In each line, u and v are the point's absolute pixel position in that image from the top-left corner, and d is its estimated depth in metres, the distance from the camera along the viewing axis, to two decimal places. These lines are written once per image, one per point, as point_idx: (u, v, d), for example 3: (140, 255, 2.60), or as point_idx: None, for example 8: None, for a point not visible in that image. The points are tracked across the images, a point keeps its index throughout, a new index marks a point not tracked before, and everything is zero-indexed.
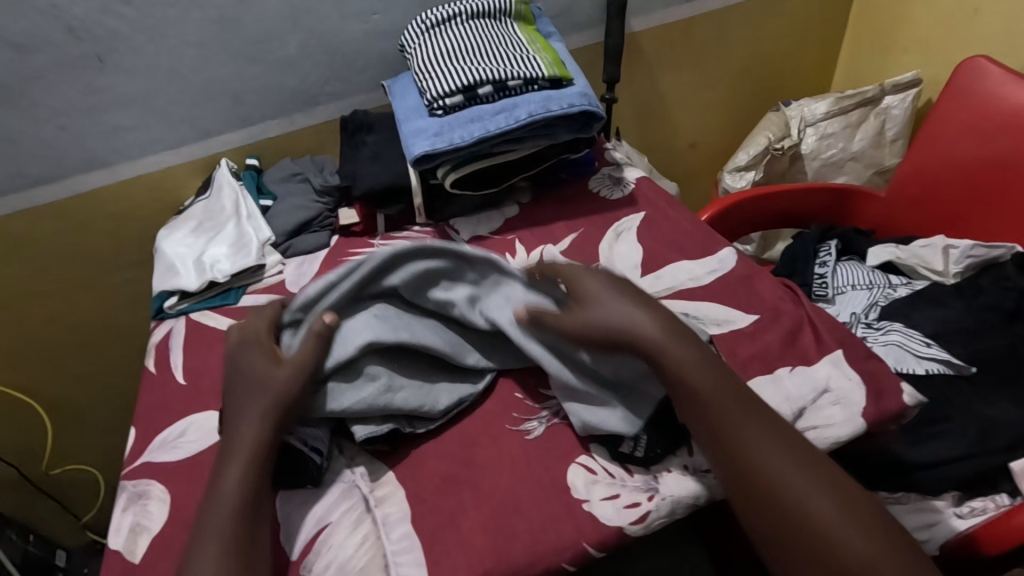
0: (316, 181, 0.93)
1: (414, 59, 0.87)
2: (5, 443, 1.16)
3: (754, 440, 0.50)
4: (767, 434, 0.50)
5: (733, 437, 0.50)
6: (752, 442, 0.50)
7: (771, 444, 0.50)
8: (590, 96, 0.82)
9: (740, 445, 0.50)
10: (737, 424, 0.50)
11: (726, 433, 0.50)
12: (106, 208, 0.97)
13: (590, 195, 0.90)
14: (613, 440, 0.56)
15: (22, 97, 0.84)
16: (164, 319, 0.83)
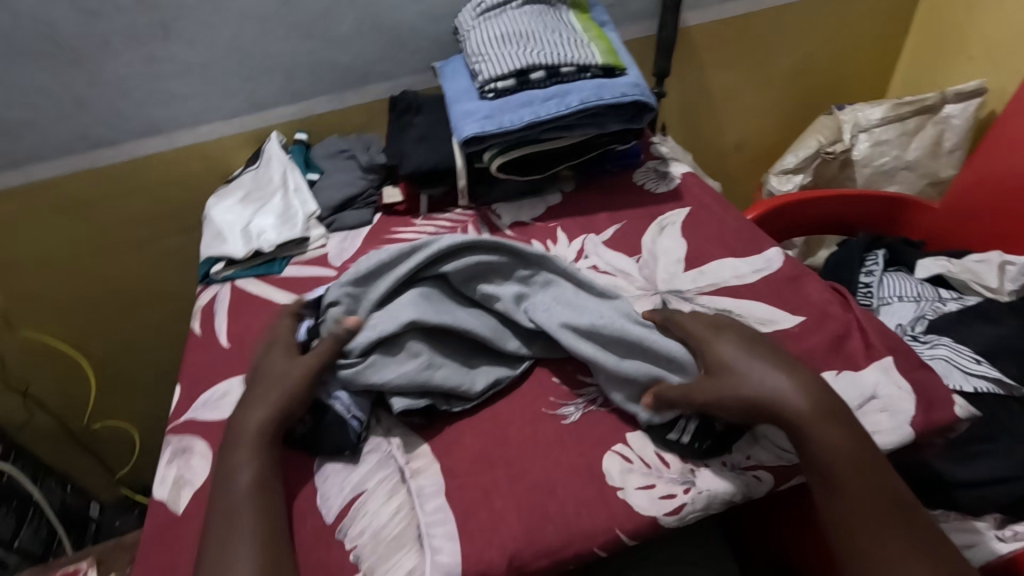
0: (362, 158, 0.94)
1: (467, 42, 0.87)
2: (52, 395, 1.22)
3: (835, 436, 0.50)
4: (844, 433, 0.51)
5: (815, 435, 0.50)
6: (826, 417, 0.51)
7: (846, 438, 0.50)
8: (642, 87, 0.81)
9: (818, 441, 0.50)
10: (816, 421, 0.51)
11: (806, 428, 0.51)
12: (160, 174, 1.00)
13: (634, 187, 0.90)
14: (659, 428, 0.55)
15: (89, 61, 0.87)
16: (211, 284, 0.85)
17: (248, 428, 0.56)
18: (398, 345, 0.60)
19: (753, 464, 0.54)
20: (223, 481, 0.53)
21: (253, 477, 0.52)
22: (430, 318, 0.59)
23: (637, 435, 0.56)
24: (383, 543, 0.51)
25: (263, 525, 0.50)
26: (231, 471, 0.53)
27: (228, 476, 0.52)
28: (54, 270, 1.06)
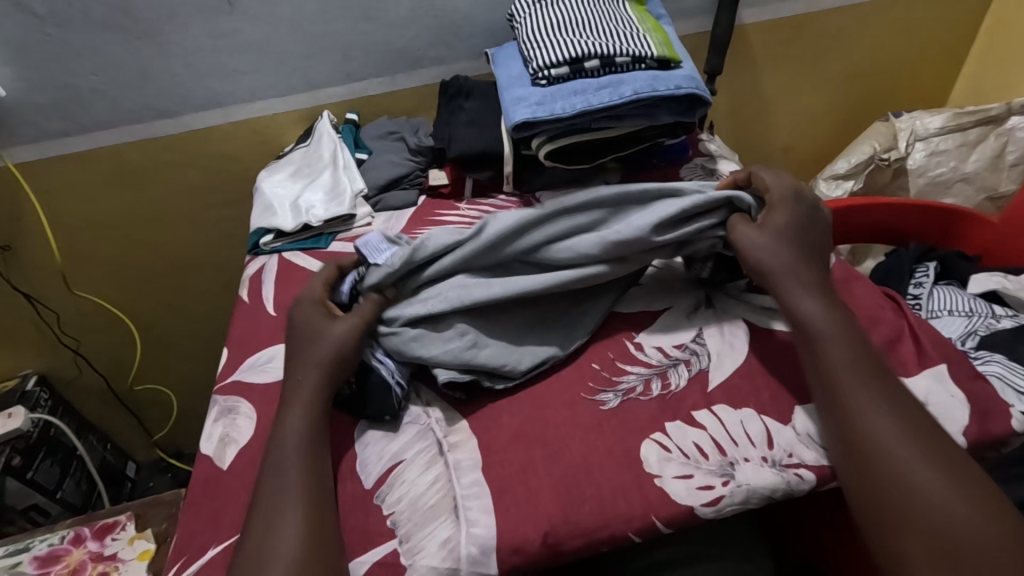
0: (411, 140, 0.95)
1: (521, 29, 0.87)
2: (100, 355, 1.27)
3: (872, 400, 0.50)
4: (885, 401, 0.50)
5: (853, 397, 0.51)
6: (864, 396, 0.50)
7: (886, 404, 0.50)
8: (697, 80, 0.80)
9: (855, 404, 0.51)
10: (851, 382, 0.51)
11: (842, 386, 0.52)
12: (215, 146, 1.03)
13: (680, 183, 0.89)
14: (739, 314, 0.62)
15: (157, 33, 0.90)
16: (259, 254, 0.87)
17: (294, 390, 0.57)
18: (446, 323, 0.61)
19: (795, 462, 0.53)
20: (269, 439, 0.54)
21: (297, 436, 0.54)
22: (478, 297, 0.60)
23: (677, 425, 0.56)
24: (420, 511, 0.52)
25: (305, 483, 0.51)
26: (277, 429, 0.54)
27: (274, 434, 0.54)
28: (110, 234, 1.11)
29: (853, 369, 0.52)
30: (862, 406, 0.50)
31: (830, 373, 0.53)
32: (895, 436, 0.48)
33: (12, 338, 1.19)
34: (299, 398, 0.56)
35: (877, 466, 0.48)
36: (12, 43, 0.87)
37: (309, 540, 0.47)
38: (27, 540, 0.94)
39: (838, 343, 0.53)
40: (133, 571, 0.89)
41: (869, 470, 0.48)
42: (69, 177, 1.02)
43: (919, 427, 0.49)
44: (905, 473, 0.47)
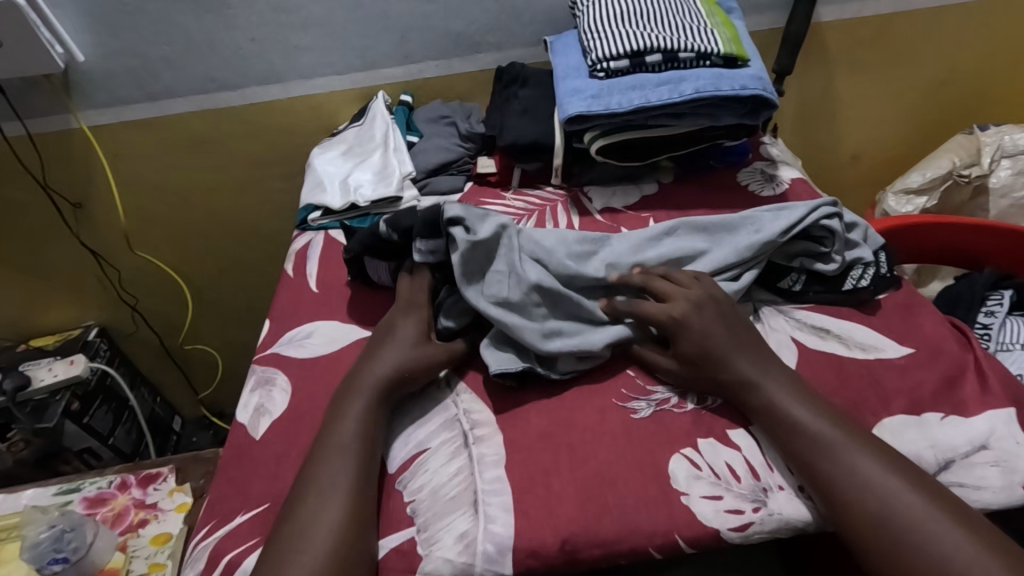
0: (462, 126, 0.95)
1: (583, 17, 0.84)
2: (156, 313, 1.34)
3: (870, 464, 0.48)
4: (860, 452, 0.49)
5: (824, 458, 0.49)
6: (835, 459, 0.48)
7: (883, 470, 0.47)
8: (764, 80, 0.76)
9: (839, 472, 0.48)
10: (828, 449, 0.49)
11: (805, 442, 0.50)
12: (273, 121, 1.06)
13: (737, 187, 0.85)
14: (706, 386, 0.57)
15: (226, 7, 0.93)
16: (306, 230, 0.89)
17: None
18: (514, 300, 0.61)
19: None
20: None
21: (330, 414, 0.55)
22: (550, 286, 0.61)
23: (709, 442, 0.54)
24: (440, 502, 0.52)
25: (330, 460, 0.52)
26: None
27: None
28: (171, 198, 1.15)
29: (827, 435, 0.50)
30: (838, 472, 0.48)
31: (794, 443, 0.50)
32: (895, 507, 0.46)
33: (78, 290, 1.26)
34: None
35: (878, 536, 0.45)
36: (91, 11, 0.91)
37: (330, 518, 0.48)
38: (79, 481, 1.00)
39: (797, 405, 0.52)
40: (170, 522, 0.94)
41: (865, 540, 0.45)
42: (137, 142, 1.06)
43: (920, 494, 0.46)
44: (912, 542, 0.44)
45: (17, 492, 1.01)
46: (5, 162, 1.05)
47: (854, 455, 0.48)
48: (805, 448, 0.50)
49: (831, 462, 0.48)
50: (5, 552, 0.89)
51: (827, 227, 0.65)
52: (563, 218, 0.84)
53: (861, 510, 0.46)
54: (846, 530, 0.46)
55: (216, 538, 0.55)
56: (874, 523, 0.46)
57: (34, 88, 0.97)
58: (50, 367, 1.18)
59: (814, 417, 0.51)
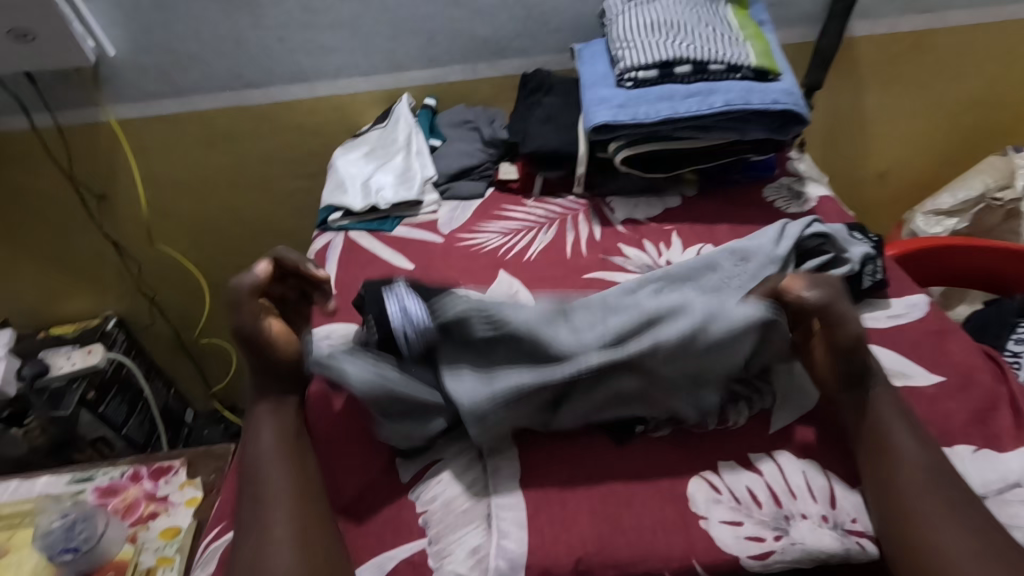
0: (485, 131, 0.94)
1: (612, 26, 0.84)
2: (174, 306, 1.35)
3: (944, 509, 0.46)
4: (947, 511, 0.46)
5: (912, 506, 0.47)
6: (923, 511, 0.46)
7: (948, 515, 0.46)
8: (796, 95, 0.75)
9: (922, 524, 0.46)
10: (917, 500, 0.47)
11: (899, 492, 0.48)
12: (297, 120, 1.06)
13: (763, 203, 0.84)
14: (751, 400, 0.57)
15: (256, 6, 0.93)
16: (326, 231, 0.89)
17: None
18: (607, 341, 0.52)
19: (858, 529, 0.49)
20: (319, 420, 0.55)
21: None
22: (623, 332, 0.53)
23: (729, 466, 0.53)
24: (453, 514, 0.51)
25: None
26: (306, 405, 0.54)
27: None
28: (193, 193, 1.16)
29: (923, 488, 0.48)
30: (924, 525, 0.46)
31: (893, 490, 0.48)
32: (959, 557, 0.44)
33: (99, 280, 1.28)
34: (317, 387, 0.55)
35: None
36: (124, 6, 0.92)
37: (321, 529, 0.48)
38: (92, 471, 1.01)
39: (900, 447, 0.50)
40: (180, 516, 0.94)
41: None
42: (163, 137, 1.07)
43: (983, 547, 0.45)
44: None
45: (31, 478, 1.02)
46: (33, 152, 1.07)
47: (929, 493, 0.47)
48: (899, 496, 0.48)
49: (917, 513, 0.46)
50: (19, 539, 0.91)
51: (817, 233, 0.66)
52: (584, 227, 0.83)
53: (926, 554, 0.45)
54: None
55: (226, 541, 0.55)
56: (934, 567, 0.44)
57: (65, 80, 0.99)
58: (69, 356, 1.19)
59: (915, 467, 0.49)
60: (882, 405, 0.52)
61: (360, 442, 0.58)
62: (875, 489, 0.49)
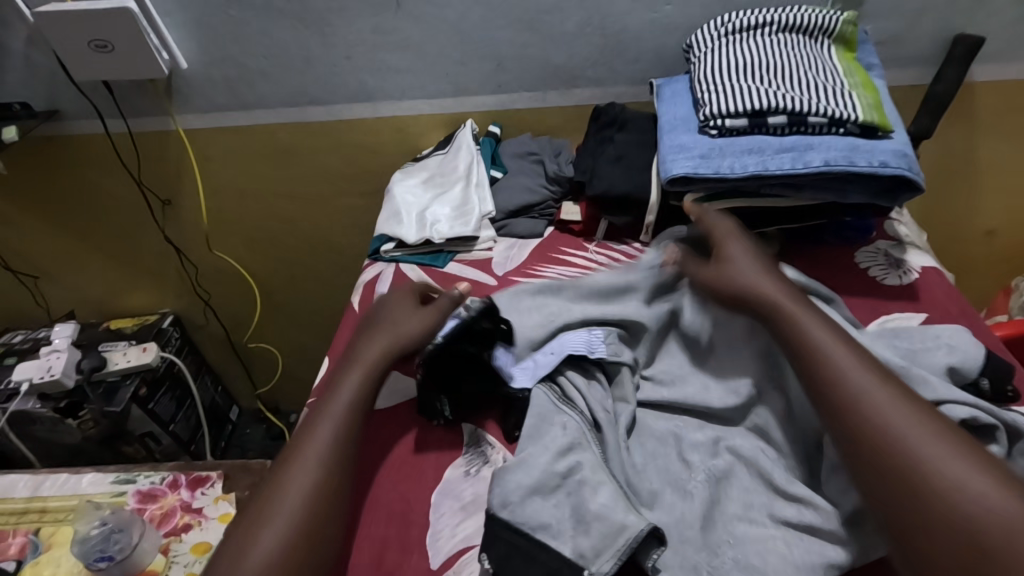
0: (550, 166, 0.89)
1: (697, 65, 0.76)
2: (228, 309, 1.37)
3: (898, 406, 0.43)
4: (874, 376, 0.46)
5: (852, 375, 0.46)
6: (855, 375, 0.46)
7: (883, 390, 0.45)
8: (911, 157, 0.65)
9: (855, 381, 0.46)
10: (845, 370, 0.46)
11: (831, 376, 0.47)
12: (359, 139, 1.05)
13: (854, 270, 0.75)
14: None
15: (325, 26, 0.91)
16: (377, 261, 0.86)
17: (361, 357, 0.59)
18: (615, 426, 0.56)
19: None
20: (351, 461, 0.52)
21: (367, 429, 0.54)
22: (586, 487, 0.49)
23: None
24: None
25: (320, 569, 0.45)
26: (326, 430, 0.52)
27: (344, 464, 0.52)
28: (253, 203, 1.16)
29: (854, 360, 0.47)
30: (860, 397, 0.45)
31: (830, 381, 0.46)
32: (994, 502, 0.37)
33: (158, 278, 1.31)
34: (375, 361, 0.57)
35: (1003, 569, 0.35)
36: (195, 20, 0.91)
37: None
38: (134, 472, 1.04)
39: (823, 347, 0.48)
40: (211, 531, 0.94)
41: (864, 426, 0.43)
42: (228, 148, 1.07)
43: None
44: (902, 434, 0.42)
45: (79, 474, 1.05)
46: (106, 156, 1.09)
47: (900, 416, 0.43)
48: (840, 385, 0.46)
49: (858, 392, 0.45)
50: (61, 535, 0.94)
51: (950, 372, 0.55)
52: None
53: (889, 444, 0.42)
54: (845, 404, 0.45)
55: None
56: (901, 436, 0.42)
57: (139, 90, 1.00)
58: (125, 352, 1.24)
59: (848, 356, 0.48)
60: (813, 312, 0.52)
61: (389, 522, 0.54)
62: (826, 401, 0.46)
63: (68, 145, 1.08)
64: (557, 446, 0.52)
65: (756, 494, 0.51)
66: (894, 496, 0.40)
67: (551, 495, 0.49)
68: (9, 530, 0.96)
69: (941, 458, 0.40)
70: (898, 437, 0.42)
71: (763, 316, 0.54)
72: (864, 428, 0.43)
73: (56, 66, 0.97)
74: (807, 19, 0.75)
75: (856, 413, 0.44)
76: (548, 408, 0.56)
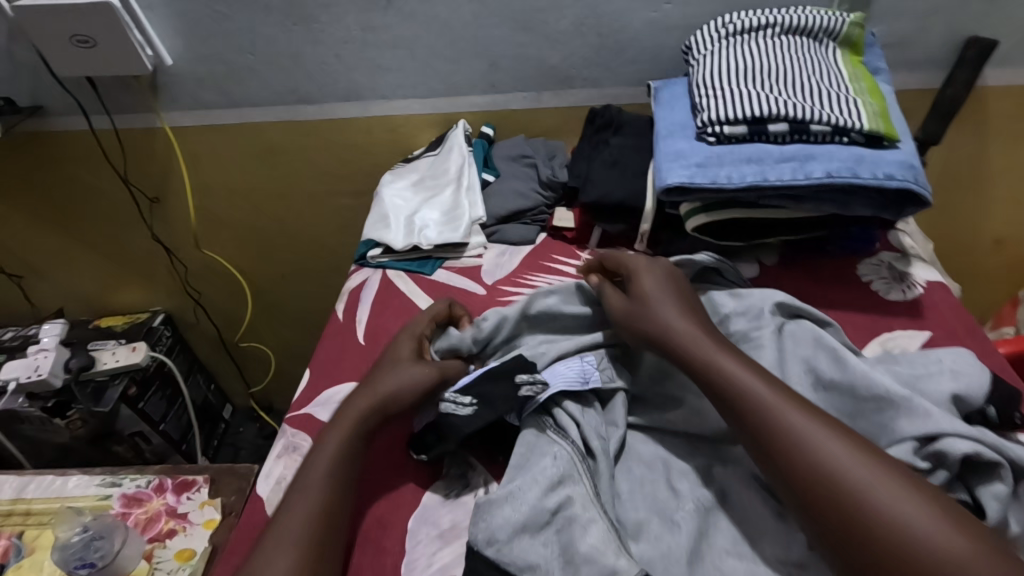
0: (543, 170, 0.86)
1: (696, 68, 0.73)
2: (219, 308, 1.35)
3: (825, 435, 0.44)
4: (798, 407, 0.46)
5: (778, 407, 0.46)
6: (782, 405, 0.46)
7: (808, 420, 0.45)
8: (917, 169, 0.62)
9: (782, 413, 0.46)
10: (774, 403, 0.47)
11: (761, 407, 0.47)
12: (350, 138, 1.02)
13: (855, 284, 0.72)
14: None
15: (314, 23, 0.88)
16: (364, 267, 0.83)
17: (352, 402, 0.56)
18: (607, 453, 0.53)
19: None
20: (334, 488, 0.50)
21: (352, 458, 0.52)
22: (576, 527, 0.47)
23: None
24: None
25: None
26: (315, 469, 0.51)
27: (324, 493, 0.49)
28: (242, 202, 1.14)
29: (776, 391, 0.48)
30: (789, 430, 0.45)
31: (760, 413, 0.47)
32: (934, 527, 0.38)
33: (148, 276, 1.29)
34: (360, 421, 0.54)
35: None
36: (180, 15, 0.88)
37: None
38: (119, 476, 1.02)
39: (749, 378, 0.49)
40: (196, 538, 0.92)
41: (798, 461, 0.44)
42: (216, 147, 1.05)
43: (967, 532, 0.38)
44: (834, 468, 0.42)
45: (65, 475, 1.03)
46: (92, 153, 1.07)
47: (830, 443, 0.43)
48: (769, 418, 0.46)
49: (786, 424, 0.45)
50: (45, 539, 0.93)
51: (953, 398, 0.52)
52: None
53: (827, 478, 0.42)
54: (774, 439, 0.45)
55: None
56: (835, 467, 0.42)
57: (124, 87, 0.97)
58: (114, 351, 1.23)
59: (772, 386, 0.48)
60: (720, 346, 0.52)
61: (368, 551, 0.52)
62: (758, 434, 0.46)
63: (53, 141, 1.06)
64: (545, 479, 0.50)
65: (746, 526, 0.49)
66: (839, 530, 0.41)
67: (540, 531, 0.48)
68: None
69: (878, 487, 0.41)
70: (831, 468, 0.42)
71: (681, 360, 0.53)
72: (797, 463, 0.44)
73: (39, 61, 0.94)
74: (811, 21, 0.71)
75: (788, 448, 0.44)
76: (537, 437, 0.54)
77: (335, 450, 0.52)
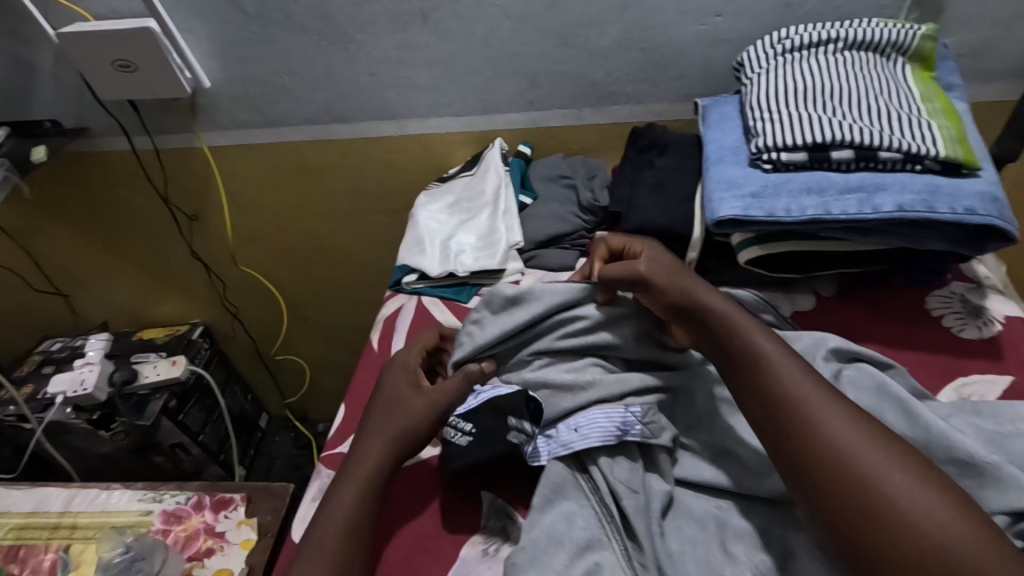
0: (583, 192, 0.83)
1: (749, 87, 0.69)
2: (256, 321, 1.36)
3: (846, 419, 0.43)
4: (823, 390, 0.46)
5: (802, 389, 0.46)
6: (803, 387, 0.46)
7: (831, 402, 0.45)
8: (1001, 201, 0.57)
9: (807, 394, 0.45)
10: (798, 385, 0.46)
11: (784, 388, 0.46)
12: (384, 156, 1.00)
13: (924, 318, 0.66)
14: None
15: (350, 42, 0.86)
16: (399, 293, 0.81)
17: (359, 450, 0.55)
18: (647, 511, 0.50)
19: None
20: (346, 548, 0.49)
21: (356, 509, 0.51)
22: None
23: None
24: None
25: None
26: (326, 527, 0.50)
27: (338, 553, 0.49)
28: (278, 219, 1.14)
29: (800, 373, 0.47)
30: (812, 410, 0.44)
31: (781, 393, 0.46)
32: (934, 493, 0.39)
33: (188, 289, 1.31)
34: (376, 468, 0.54)
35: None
36: (218, 37, 0.88)
37: None
38: (161, 491, 1.02)
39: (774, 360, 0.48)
40: (233, 558, 0.93)
41: (817, 441, 0.43)
42: (253, 165, 1.05)
43: (963, 499, 0.39)
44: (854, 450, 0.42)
45: (109, 489, 1.04)
46: (133, 172, 1.08)
47: (850, 428, 0.43)
48: (790, 397, 0.45)
49: (808, 405, 0.45)
50: (89, 556, 0.95)
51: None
52: None
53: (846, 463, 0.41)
54: (796, 417, 0.44)
55: None
56: (854, 450, 0.42)
57: (164, 109, 0.98)
58: (155, 365, 1.25)
59: (796, 370, 0.47)
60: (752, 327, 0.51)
61: None
62: (777, 414, 0.46)
63: (97, 161, 1.07)
64: (573, 547, 0.48)
65: None
66: (850, 512, 0.40)
67: None
68: (41, 545, 0.97)
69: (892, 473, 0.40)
70: (850, 450, 0.42)
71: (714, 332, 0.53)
72: (815, 443, 0.43)
73: (83, 85, 0.96)
74: (878, 35, 0.66)
75: (807, 427, 0.44)
76: (569, 491, 0.52)
77: (347, 505, 0.51)
